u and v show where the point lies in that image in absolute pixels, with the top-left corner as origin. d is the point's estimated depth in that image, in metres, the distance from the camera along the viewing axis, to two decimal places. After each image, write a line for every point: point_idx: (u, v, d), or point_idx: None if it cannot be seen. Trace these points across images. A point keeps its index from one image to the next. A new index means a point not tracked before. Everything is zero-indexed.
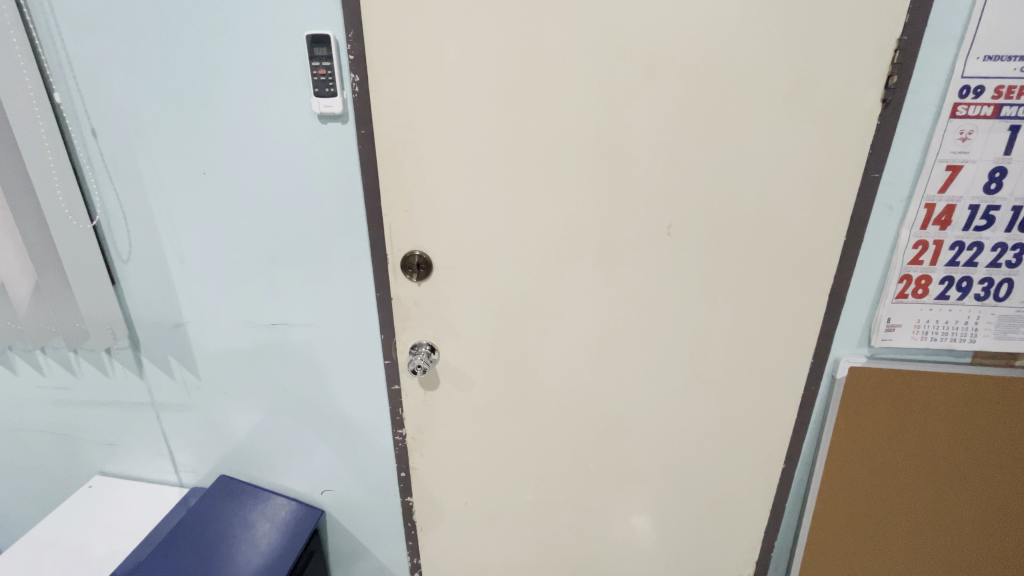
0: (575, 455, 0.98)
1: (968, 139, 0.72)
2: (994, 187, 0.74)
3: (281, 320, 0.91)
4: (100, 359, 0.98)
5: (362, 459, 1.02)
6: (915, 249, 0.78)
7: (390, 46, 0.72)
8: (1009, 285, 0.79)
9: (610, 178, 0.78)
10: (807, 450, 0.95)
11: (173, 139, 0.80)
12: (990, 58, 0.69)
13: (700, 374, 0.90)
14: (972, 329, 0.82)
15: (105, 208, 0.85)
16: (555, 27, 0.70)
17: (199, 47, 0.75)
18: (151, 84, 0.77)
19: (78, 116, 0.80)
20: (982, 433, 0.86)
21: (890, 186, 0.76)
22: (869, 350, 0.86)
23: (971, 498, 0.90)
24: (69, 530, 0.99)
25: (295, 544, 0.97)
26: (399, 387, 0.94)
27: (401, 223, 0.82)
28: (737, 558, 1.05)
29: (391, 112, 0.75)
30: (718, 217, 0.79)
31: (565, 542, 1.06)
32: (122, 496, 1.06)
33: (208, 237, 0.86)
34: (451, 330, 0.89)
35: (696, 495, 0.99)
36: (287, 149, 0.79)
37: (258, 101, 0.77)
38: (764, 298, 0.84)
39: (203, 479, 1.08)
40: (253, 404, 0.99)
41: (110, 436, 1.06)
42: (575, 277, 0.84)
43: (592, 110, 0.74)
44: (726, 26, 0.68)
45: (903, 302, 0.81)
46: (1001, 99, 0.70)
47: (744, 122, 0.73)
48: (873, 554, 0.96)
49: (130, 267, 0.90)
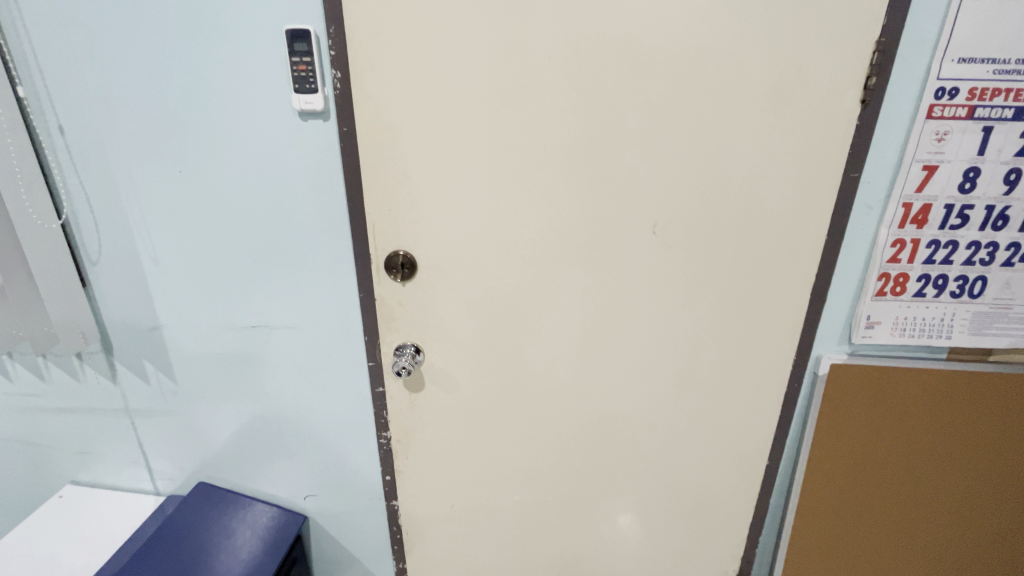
0: (562, 455, 0.97)
1: (944, 139, 0.74)
2: (968, 187, 0.76)
3: (262, 322, 0.89)
4: (72, 364, 0.95)
5: (345, 463, 1.00)
6: (893, 248, 0.80)
7: (372, 43, 0.71)
8: (983, 282, 0.81)
9: (595, 178, 0.77)
10: (790, 447, 0.96)
11: (146, 136, 0.78)
12: (964, 61, 0.70)
13: (687, 372, 0.90)
14: (948, 325, 0.84)
15: (75, 206, 0.82)
16: (541, 24, 0.69)
17: (177, 45, 0.73)
18: (124, 78, 0.75)
19: (44, 111, 0.77)
20: (962, 426, 0.88)
21: (869, 186, 0.77)
22: (849, 347, 0.88)
23: (949, 489, 0.92)
24: (40, 542, 0.95)
25: (277, 549, 0.95)
26: (383, 389, 0.92)
27: (384, 223, 0.81)
28: (723, 554, 1.06)
29: (374, 110, 0.74)
30: (703, 217, 0.79)
31: (552, 542, 1.06)
32: (97, 506, 1.03)
33: (183, 237, 0.84)
34: (437, 331, 0.88)
35: (682, 492, 1.00)
36: (267, 147, 0.77)
37: (237, 98, 0.75)
38: (749, 297, 0.85)
39: (180, 487, 1.05)
40: (232, 408, 0.96)
41: (82, 444, 1.02)
42: (561, 275, 0.84)
43: (577, 108, 0.73)
44: (709, 27, 0.69)
45: (882, 300, 0.83)
46: (975, 100, 0.72)
47: (728, 122, 0.73)
48: (853, 547, 0.98)
49: (101, 269, 0.86)
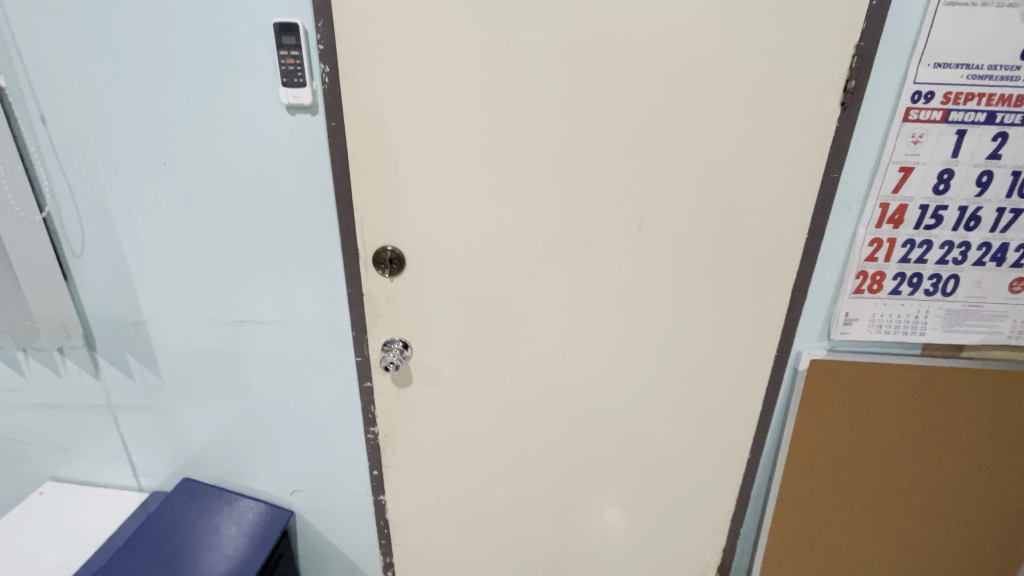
0: (549, 449, 0.98)
1: (920, 142, 0.76)
2: (942, 188, 0.79)
3: (248, 317, 0.89)
4: (53, 359, 0.94)
5: (332, 459, 1.00)
6: (870, 247, 0.82)
7: (362, 38, 0.71)
8: (955, 281, 0.83)
9: (583, 175, 0.78)
10: (771, 441, 0.98)
11: (131, 128, 0.77)
12: (940, 66, 0.72)
13: (672, 368, 0.91)
14: (923, 321, 0.86)
15: (57, 199, 0.81)
16: (530, 22, 0.70)
17: (163, 37, 0.72)
18: (108, 68, 0.74)
19: (26, 102, 0.75)
20: (935, 420, 0.91)
21: (849, 186, 0.80)
22: (828, 343, 0.90)
23: (921, 480, 0.95)
24: (20, 540, 0.94)
25: (263, 546, 0.95)
26: (371, 384, 0.93)
27: (372, 218, 0.81)
28: (705, 547, 1.08)
29: (363, 105, 0.74)
30: (688, 215, 0.81)
31: (538, 536, 1.07)
32: (78, 503, 1.01)
33: (169, 230, 0.83)
34: (425, 326, 0.88)
35: (666, 486, 1.01)
36: (255, 141, 0.77)
37: (224, 90, 0.74)
38: (733, 293, 0.86)
39: (164, 483, 1.04)
40: (218, 403, 0.96)
41: (63, 440, 1.01)
42: (549, 271, 0.84)
43: (566, 105, 0.74)
44: (694, 28, 0.70)
45: (860, 297, 0.85)
46: (949, 104, 0.74)
47: (712, 122, 0.75)
48: (830, 537, 1.01)
49: (84, 263, 0.85)
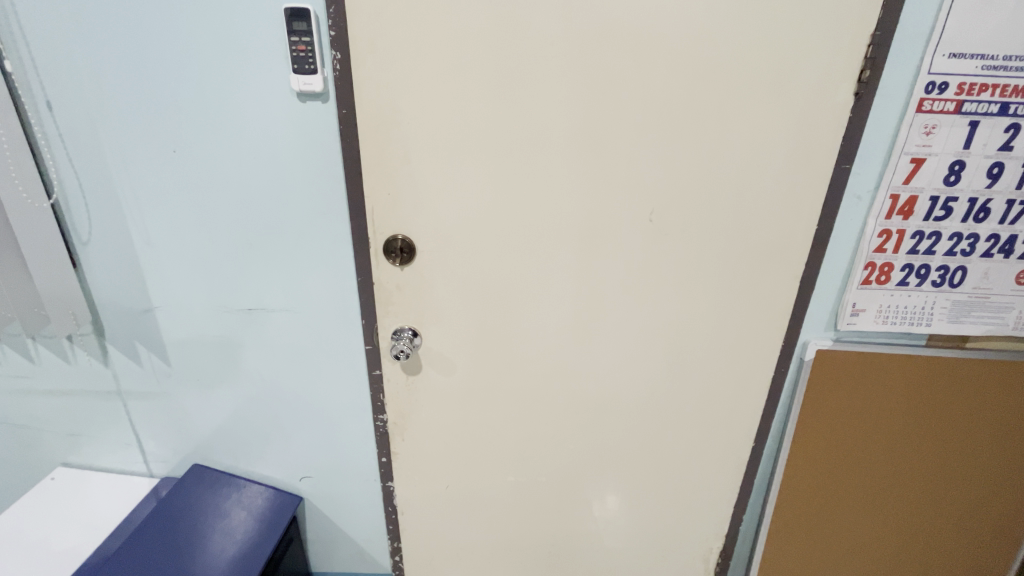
0: (556, 437, 0.99)
1: (932, 133, 0.76)
2: (953, 179, 0.78)
3: (258, 305, 0.89)
4: (63, 347, 0.94)
5: (341, 445, 1.01)
6: (880, 238, 0.82)
7: (373, 24, 0.70)
8: (963, 272, 0.84)
9: (595, 165, 0.78)
10: (775, 430, 0.99)
11: (139, 114, 0.76)
12: (955, 56, 0.72)
13: (680, 357, 0.92)
14: (929, 312, 0.87)
15: (65, 186, 0.80)
16: (544, 8, 0.69)
17: (170, 20, 0.71)
18: (115, 53, 0.73)
19: (32, 87, 0.74)
20: (939, 406, 0.92)
21: (860, 177, 0.80)
22: (835, 333, 0.91)
23: (923, 466, 0.96)
24: (31, 524, 0.95)
25: (272, 531, 0.96)
26: (381, 371, 0.93)
27: (382, 206, 0.81)
28: (709, 533, 1.09)
29: (374, 91, 0.73)
30: (699, 206, 0.81)
31: (544, 522, 1.08)
32: (89, 488, 1.02)
33: (177, 217, 0.82)
34: (435, 315, 0.88)
35: (672, 472, 1.02)
36: (265, 128, 0.76)
37: (234, 76, 0.74)
38: (742, 284, 0.87)
39: (174, 469, 1.05)
40: (227, 391, 0.96)
41: (73, 426, 1.01)
42: (559, 261, 0.84)
43: (579, 94, 0.74)
44: (710, 15, 0.69)
45: (867, 288, 0.86)
46: (963, 95, 0.74)
47: (726, 112, 0.75)
48: (831, 521, 1.02)
49: (91, 250, 0.85)
